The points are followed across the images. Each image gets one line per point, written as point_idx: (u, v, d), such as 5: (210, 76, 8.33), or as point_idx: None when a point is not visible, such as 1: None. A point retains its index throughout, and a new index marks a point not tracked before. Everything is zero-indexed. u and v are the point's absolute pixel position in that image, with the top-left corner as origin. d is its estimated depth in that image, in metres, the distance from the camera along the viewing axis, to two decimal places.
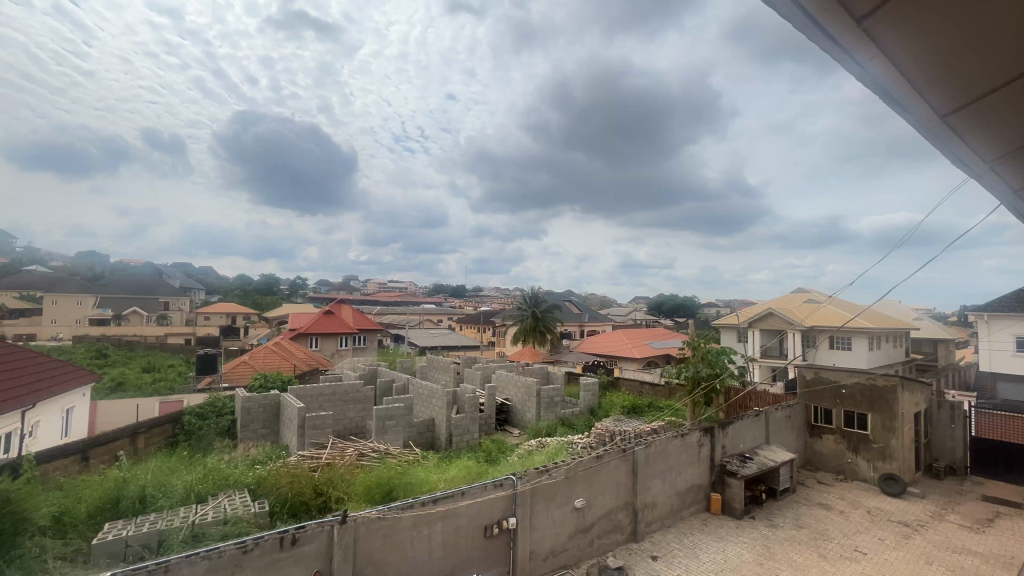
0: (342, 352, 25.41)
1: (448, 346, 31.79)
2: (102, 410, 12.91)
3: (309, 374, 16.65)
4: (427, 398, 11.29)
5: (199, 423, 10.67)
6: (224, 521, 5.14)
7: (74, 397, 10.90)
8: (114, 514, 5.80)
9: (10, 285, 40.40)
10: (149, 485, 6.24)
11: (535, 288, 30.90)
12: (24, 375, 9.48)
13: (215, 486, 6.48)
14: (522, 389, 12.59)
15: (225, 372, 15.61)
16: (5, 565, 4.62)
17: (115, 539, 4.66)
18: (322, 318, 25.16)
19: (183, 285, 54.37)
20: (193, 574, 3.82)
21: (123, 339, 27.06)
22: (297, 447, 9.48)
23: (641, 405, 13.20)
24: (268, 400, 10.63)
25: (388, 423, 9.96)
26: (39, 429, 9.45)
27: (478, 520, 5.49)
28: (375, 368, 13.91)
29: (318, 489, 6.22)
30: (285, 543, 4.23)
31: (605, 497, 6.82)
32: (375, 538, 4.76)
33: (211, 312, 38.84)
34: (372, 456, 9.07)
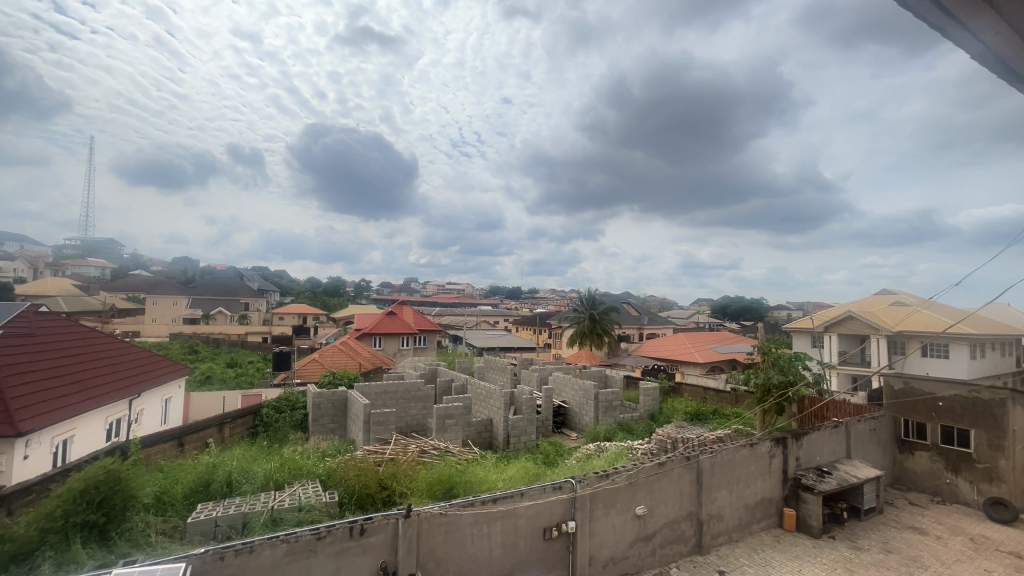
0: (403, 352, 26.34)
1: (504, 347, 32.09)
2: (194, 401, 14.20)
3: (373, 372, 17.45)
4: (485, 398, 11.43)
5: (276, 416, 11.47)
6: (299, 508, 5.49)
7: (172, 388, 12.09)
8: (205, 496, 6.37)
9: (119, 287, 45.55)
10: (234, 471, 6.79)
11: (592, 289, 30.54)
12: (131, 367, 10.65)
13: (291, 475, 6.95)
14: (579, 392, 12.44)
15: (299, 369, 16.68)
16: (118, 537, 5.24)
17: (206, 519, 5.12)
18: (385, 319, 26.34)
19: (261, 287, 58.81)
20: (274, 556, 4.11)
21: (211, 337, 29.73)
22: (363, 442, 9.96)
23: (705, 412, 12.64)
24: (337, 396, 11.22)
25: (447, 422, 10.24)
26: (143, 417, 10.57)
27: (538, 522, 5.48)
28: (435, 368, 14.28)
29: (382, 483, 6.46)
30: (355, 533, 4.44)
31: (668, 506, 6.59)
32: (437, 534, 4.88)
33: (286, 312, 41.61)
34: (433, 453, 9.33)
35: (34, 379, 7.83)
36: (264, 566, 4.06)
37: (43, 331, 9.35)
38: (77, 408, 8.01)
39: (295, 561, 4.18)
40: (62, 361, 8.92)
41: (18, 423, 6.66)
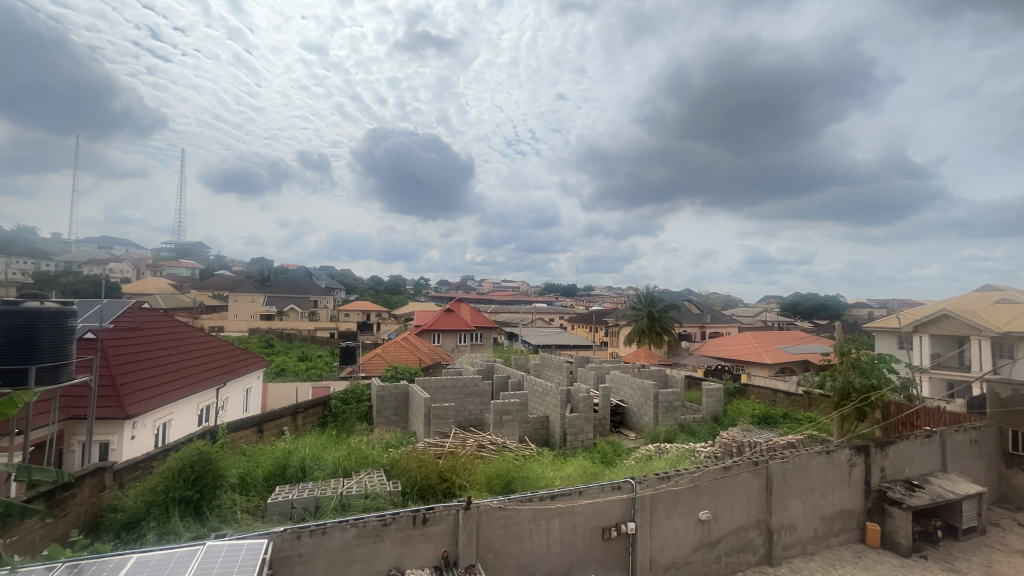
0: (461, 348, 26.93)
1: (560, 345, 31.92)
2: (271, 391, 15.31)
3: (432, 367, 17.98)
4: (541, 395, 11.43)
5: (343, 407, 12.13)
6: (365, 495, 5.77)
7: (252, 379, 13.11)
8: (282, 479, 6.86)
9: (207, 286, 49.94)
10: (307, 457, 7.25)
11: (650, 287, 29.70)
12: (216, 359, 11.63)
13: (358, 464, 7.32)
14: (637, 391, 12.16)
15: (363, 363, 17.50)
16: (209, 513, 5.77)
17: (284, 500, 5.52)
18: (443, 316, 27.11)
19: (329, 286, 62.34)
20: (345, 539, 4.34)
21: (284, 332, 31.90)
22: (423, 435, 10.28)
23: (774, 415, 11.93)
24: (399, 389, 11.69)
25: (505, 417, 10.35)
26: (228, 405, 11.56)
27: (597, 521, 5.42)
28: (492, 364, 14.48)
29: (442, 475, 6.66)
30: (418, 522, 4.61)
31: (735, 513, 6.29)
32: (496, 527, 4.95)
33: (351, 308, 43.78)
34: (491, 448, 9.47)
35: (139, 368, 8.78)
36: (335, 548, 4.30)
37: (145, 325, 10.46)
38: (173, 395, 8.90)
39: (363, 544, 4.40)
40: (162, 353, 9.94)
41: (126, 406, 7.49)
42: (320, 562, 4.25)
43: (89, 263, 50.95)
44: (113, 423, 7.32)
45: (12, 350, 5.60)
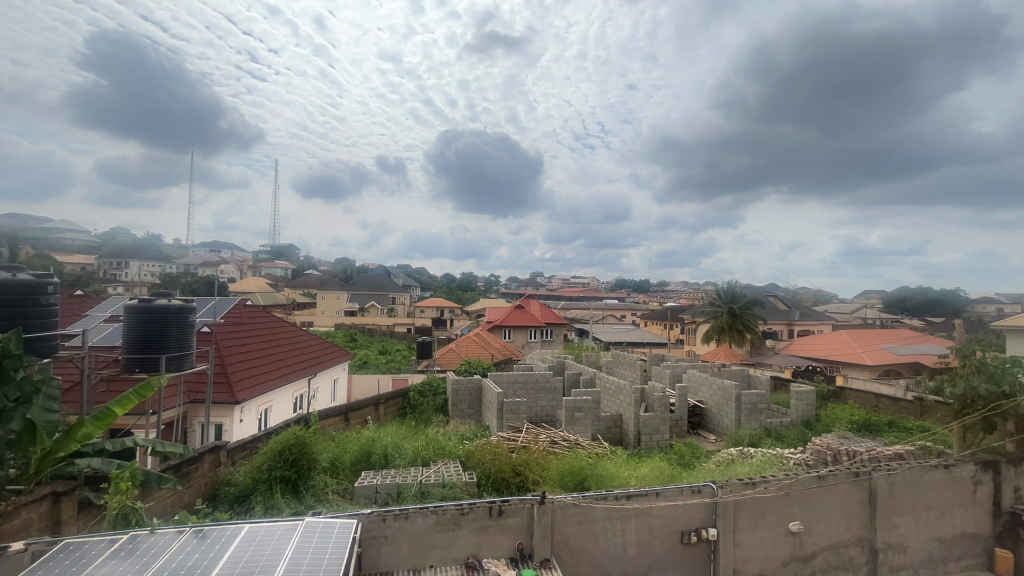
0: (532, 344, 27.09)
1: (633, 342, 31.06)
2: (355, 382, 16.40)
3: (504, 362, 18.27)
4: (614, 394, 11.19)
5: (421, 399, 12.70)
6: (443, 484, 6.01)
7: (338, 370, 14.12)
8: (367, 465, 7.32)
9: (299, 285, 54.44)
10: (389, 446, 7.68)
11: (730, 281, 28.06)
12: (307, 352, 12.66)
13: (435, 454, 7.64)
14: (718, 391, 11.54)
15: (439, 357, 18.19)
16: (306, 492, 6.31)
17: (370, 485, 5.90)
18: (513, 312, 27.49)
19: (406, 283, 65.57)
20: (426, 525, 4.55)
21: (366, 328, 34.01)
22: (496, 428, 10.50)
23: (878, 422, 10.78)
24: (472, 383, 12.01)
25: (577, 414, 10.26)
26: (318, 394, 12.56)
27: (675, 525, 5.22)
28: (563, 361, 14.44)
29: (516, 468, 6.76)
30: (494, 513, 4.72)
31: (830, 527, 5.79)
32: (570, 524, 4.94)
33: (426, 305, 45.57)
34: (563, 445, 9.46)
35: (245, 359, 9.78)
36: (417, 532, 4.53)
37: (249, 320, 11.63)
38: (273, 383, 9.82)
39: (443, 530, 4.60)
40: (263, 345, 11.00)
41: (236, 393, 8.39)
42: (404, 545, 4.50)
43: (203, 266, 57.57)
44: (225, 407, 8.24)
45: (147, 341, 6.54)
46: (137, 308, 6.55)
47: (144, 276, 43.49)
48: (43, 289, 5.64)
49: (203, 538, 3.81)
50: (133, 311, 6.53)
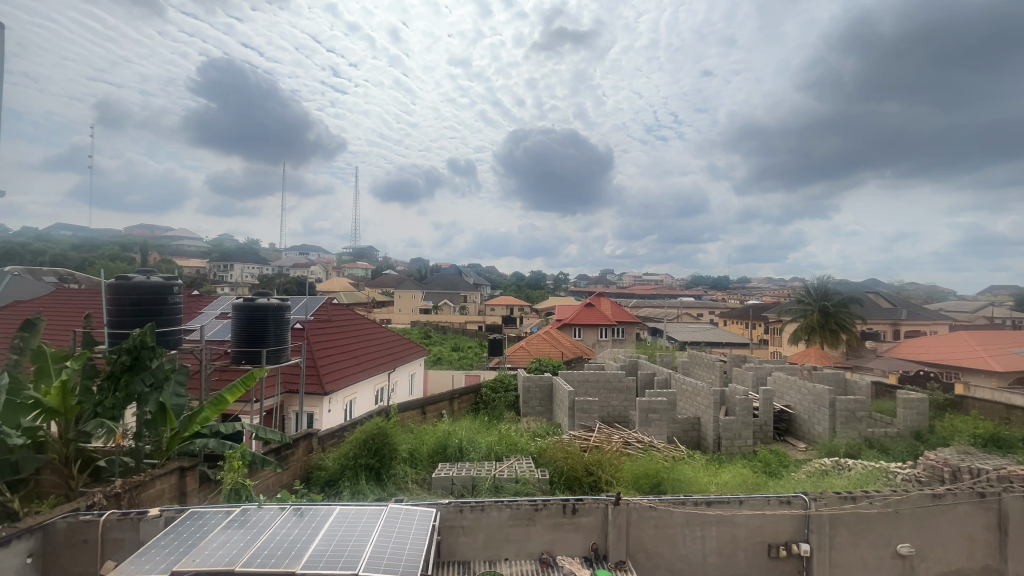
0: (603, 343, 26.66)
1: (711, 342, 29.48)
2: (431, 377, 17.10)
3: (575, 361, 18.14)
4: (691, 396, 10.70)
5: (493, 395, 12.96)
6: (516, 479, 6.11)
7: (415, 366, 14.82)
8: (443, 457, 7.61)
9: (378, 284, 57.69)
10: (463, 440, 7.93)
11: (823, 277, 25.73)
12: (387, 348, 13.38)
13: (508, 450, 7.77)
14: (809, 396, 10.64)
15: (510, 355, 18.43)
16: (389, 481, 6.70)
17: (446, 476, 6.14)
18: (584, 310, 27.21)
19: (477, 282, 67.18)
20: (500, 518, 4.65)
21: (440, 325, 35.32)
22: (568, 427, 10.49)
23: (1009, 437, 9.37)
24: (543, 381, 12.05)
25: (651, 416, 9.93)
26: (397, 388, 13.26)
27: (761, 537, 4.90)
28: (636, 360, 14.06)
29: (588, 468, 6.72)
30: (567, 511, 4.71)
31: (948, 552, 5.14)
32: (646, 527, 4.82)
33: (496, 303, 46.31)
34: (636, 447, 9.21)
35: (332, 354, 10.55)
36: (492, 525, 4.64)
37: (335, 318, 12.52)
38: (357, 377, 10.52)
39: (517, 525, 4.67)
40: (347, 341, 11.80)
41: (325, 385, 9.10)
42: (480, 536, 4.63)
43: (295, 267, 62.79)
44: (315, 398, 8.95)
45: (250, 337, 7.29)
46: (241, 307, 7.28)
47: (246, 278, 48.37)
48: (169, 290, 6.45)
49: (300, 516, 4.17)
50: (239, 309, 7.29)
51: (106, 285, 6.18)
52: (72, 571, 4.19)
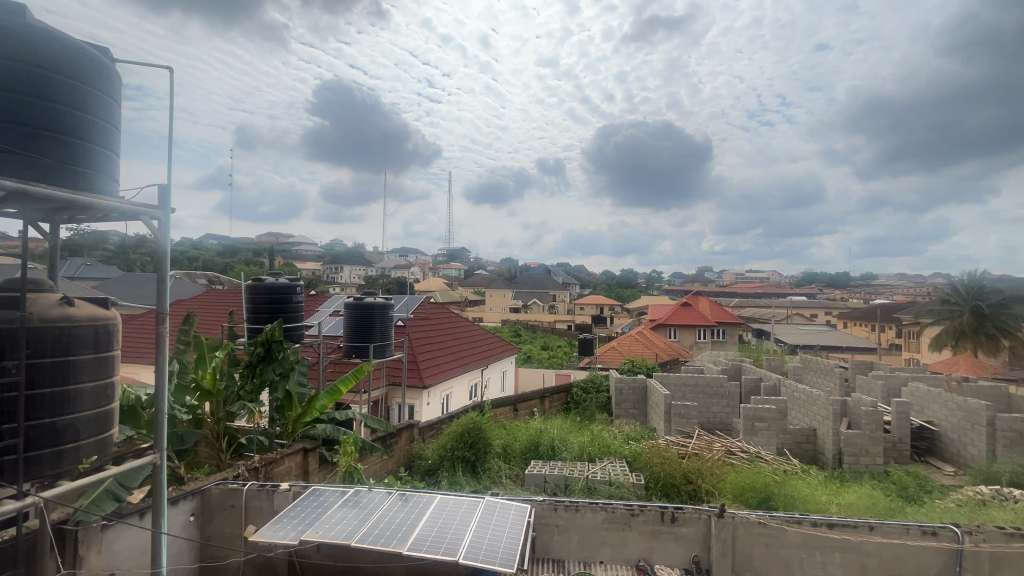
0: (701, 345, 25.20)
1: (831, 346, 26.42)
2: (522, 374, 17.39)
3: (671, 363, 17.31)
4: (806, 405, 9.69)
5: (584, 395, 12.81)
6: (610, 482, 5.99)
7: (507, 363, 15.16)
8: (536, 455, 7.68)
9: (470, 284, 59.95)
10: (555, 439, 7.95)
11: (975, 272, 21.92)
12: (480, 346, 13.83)
13: (601, 452, 7.65)
14: (958, 413, 9.13)
15: (601, 355, 18.11)
16: (484, 473, 6.94)
17: (539, 474, 6.21)
18: (679, 310, 25.87)
19: (566, 281, 67.07)
20: (595, 520, 4.59)
21: (529, 324, 35.82)
22: (663, 432, 10.08)
23: None
24: (637, 383, 11.69)
25: (758, 425, 9.15)
26: (490, 384, 13.69)
27: (896, 569, 4.32)
28: (739, 364, 13.07)
29: (687, 476, 6.41)
30: (666, 519, 4.53)
31: None
32: (756, 544, 4.46)
33: (586, 302, 45.67)
34: (741, 457, 8.56)
35: (430, 350, 11.17)
36: (587, 526, 4.60)
37: (432, 316, 13.23)
38: (453, 372, 11.03)
39: (612, 529, 4.58)
40: (443, 338, 12.39)
41: (424, 379, 9.69)
42: (574, 536, 4.61)
43: (395, 268, 67.26)
44: (416, 391, 9.55)
45: (360, 333, 7.95)
46: (351, 306, 7.97)
47: (354, 279, 53.01)
48: (294, 290, 7.24)
49: (405, 501, 4.47)
50: (350, 308, 7.98)
51: (245, 286, 7.10)
52: (222, 530, 4.89)
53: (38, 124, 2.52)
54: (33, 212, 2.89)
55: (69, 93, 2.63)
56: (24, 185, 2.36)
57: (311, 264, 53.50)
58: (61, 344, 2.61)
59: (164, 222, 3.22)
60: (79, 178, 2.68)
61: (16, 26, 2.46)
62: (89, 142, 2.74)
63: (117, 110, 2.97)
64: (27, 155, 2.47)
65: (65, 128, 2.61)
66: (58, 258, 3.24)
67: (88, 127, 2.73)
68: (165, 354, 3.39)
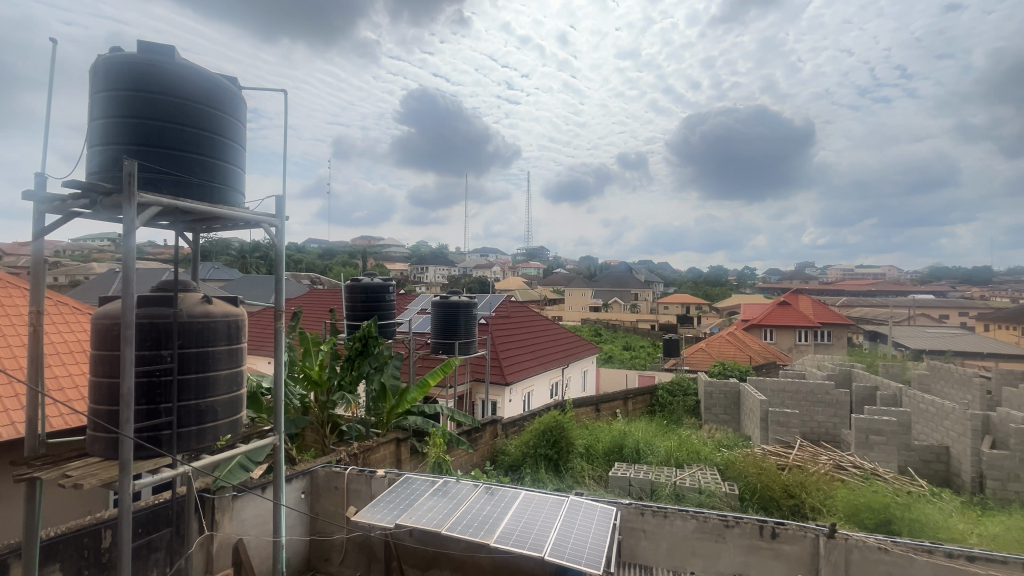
0: (802, 348, 23.06)
1: (966, 351, 22.85)
2: (604, 374, 17.10)
3: (767, 367, 16.03)
4: (935, 419, 8.50)
5: (670, 398, 12.29)
6: (700, 490, 5.71)
7: (588, 362, 14.99)
8: (620, 457, 7.52)
9: (550, 283, 60.01)
10: (640, 442, 7.72)
11: None
12: (560, 344, 13.81)
13: (689, 457, 7.31)
14: None
15: (688, 356, 17.24)
16: (566, 472, 6.95)
17: (624, 476, 6.07)
18: (777, 309, 23.84)
19: (648, 279, 64.78)
20: (685, 529, 4.40)
21: (610, 323, 35.12)
22: (760, 440, 9.39)
23: None
24: (729, 387, 10.99)
25: (873, 438, 8.19)
26: (571, 383, 13.63)
27: None
28: (849, 370, 11.78)
29: (788, 489, 5.94)
30: (765, 534, 4.21)
31: None
32: (873, 572, 3.99)
33: (670, 301, 43.62)
34: (853, 473, 7.72)
35: (512, 348, 11.37)
36: (676, 534, 4.41)
37: (513, 315, 13.45)
38: (534, 370, 11.14)
39: (705, 539, 4.36)
40: (524, 336, 12.56)
41: (506, 376, 9.92)
42: (663, 543, 4.45)
43: (477, 268, 69.33)
44: (499, 387, 9.79)
45: (446, 330, 8.31)
46: (438, 304, 8.36)
47: (438, 279, 55.45)
48: (387, 289, 7.74)
49: (491, 495, 4.59)
50: (437, 306, 8.37)
51: (344, 286, 7.72)
52: (327, 508, 5.37)
53: (185, 148, 2.94)
54: (180, 223, 3.36)
55: (208, 121, 3.05)
56: (176, 202, 2.76)
57: (399, 266, 56.85)
58: (203, 337, 3.02)
59: (281, 228, 3.61)
60: (215, 192, 3.09)
61: (168, 66, 2.89)
62: (222, 161, 3.15)
63: (244, 131, 3.38)
64: (176, 175, 2.90)
65: (204, 150, 3.02)
66: (198, 261, 3.74)
67: (222, 148, 3.14)
68: (281, 346, 3.78)
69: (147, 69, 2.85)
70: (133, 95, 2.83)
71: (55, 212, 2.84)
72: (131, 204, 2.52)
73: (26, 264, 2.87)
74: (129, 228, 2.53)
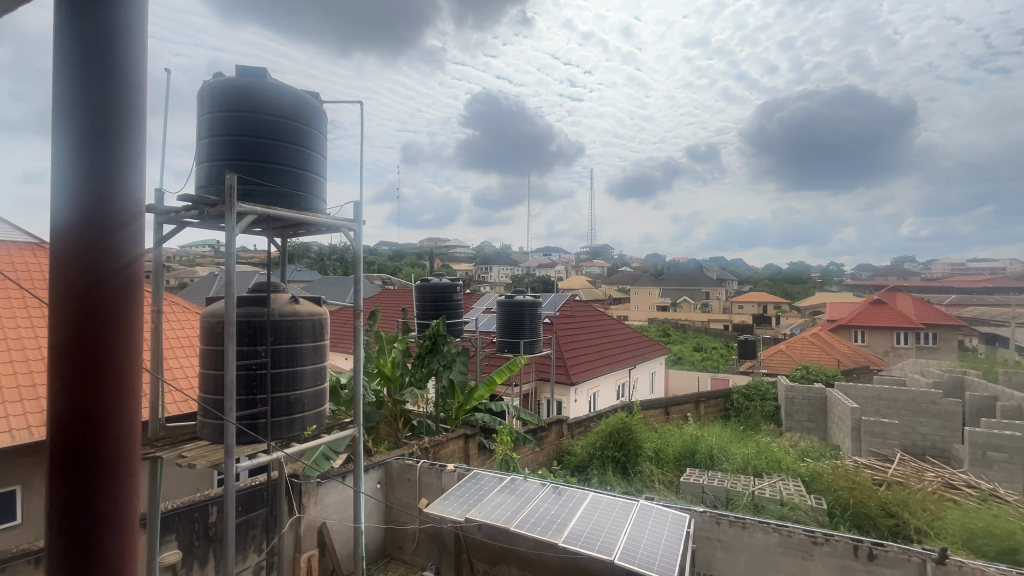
0: (900, 352, 20.83)
1: None
2: (673, 376, 16.47)
3: (858, 371, 14.66)
4: None
5: (746, 403, 11.60)
6: (782, 502, 5.35)
7: (656, 363, 14.51)
8: (693, 462, 7.20)
9: (614, 283, 58.79)
10: (714, 448, 7.34)
11: None
12: (627, 344, 13.48)
13: (769, 466, 6.86)
14: None
15: (766, 359, 16.16)
16: (635, 475, 6.78)
17: (697, 483, 5.81)
18: (869, 309, 21.70)
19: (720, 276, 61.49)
20: (766, 542, 4.14)
21: (679, 323, 33.79)
22: (851, 451, 8.62)
23: None
24: (814, 393, 10.18)
25: (991, 455, 7.24)
26: (638, 385, 13.26)
27: None
28: (960, 377, 10.48)
29: (887, 508, 5.40)
30: (861, 555, 3.86)
31: None
32: None
33: (745, 300, 41.05)
34: (965, 493, 6.86)
35: (578, 348, 11.28)
36: (757, 547, 4.16)
37: (578, 315, 13.32)
38: (600, 370, 10.97)
39: (788, 555, 4.07)
40: (589, 336, 12.40)
41: (572, 376, 9.86)
42: (742, 556, 4.21)
43: (540, 267, 69.48)
44: (565, 387, 9.75)
45: (511, 329, 8.40)
46: (503, 303, 8.48)
47: (502, 278, 56.25)
48: (454, 289, 7.96)
49: (559, 495, 4.59)
50: (502, 305, 8.49)
51: (415, 286, 8.04)
52: (401, 499, 5.63)
53: (275, 160, 3.21)
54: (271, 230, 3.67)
55: (295, 135, 3.31)
56: (270, 211, 3.02)
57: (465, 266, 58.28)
58: (292, 334, 3.28)
59: (359, 233, 3.83)
60: (302, 200, 3.34)
61: (262, 86, 3.18)
62: (307, 171, 3.40)
63: (326, 143, 3.63)
64: (269, 185, 3.16)
65: (292, 162, 3.29)
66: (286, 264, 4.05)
67: (307, 159, 3.39)
68: (359, 343, 4.00)
69: (244, 90, 3.14)
70: (232, 114, 3.13)
71: (170, 222, 3.20)
72: (232, 213, 2.79)
73: (148, 269, 3.26)
74: (230, 234, 2.80)
